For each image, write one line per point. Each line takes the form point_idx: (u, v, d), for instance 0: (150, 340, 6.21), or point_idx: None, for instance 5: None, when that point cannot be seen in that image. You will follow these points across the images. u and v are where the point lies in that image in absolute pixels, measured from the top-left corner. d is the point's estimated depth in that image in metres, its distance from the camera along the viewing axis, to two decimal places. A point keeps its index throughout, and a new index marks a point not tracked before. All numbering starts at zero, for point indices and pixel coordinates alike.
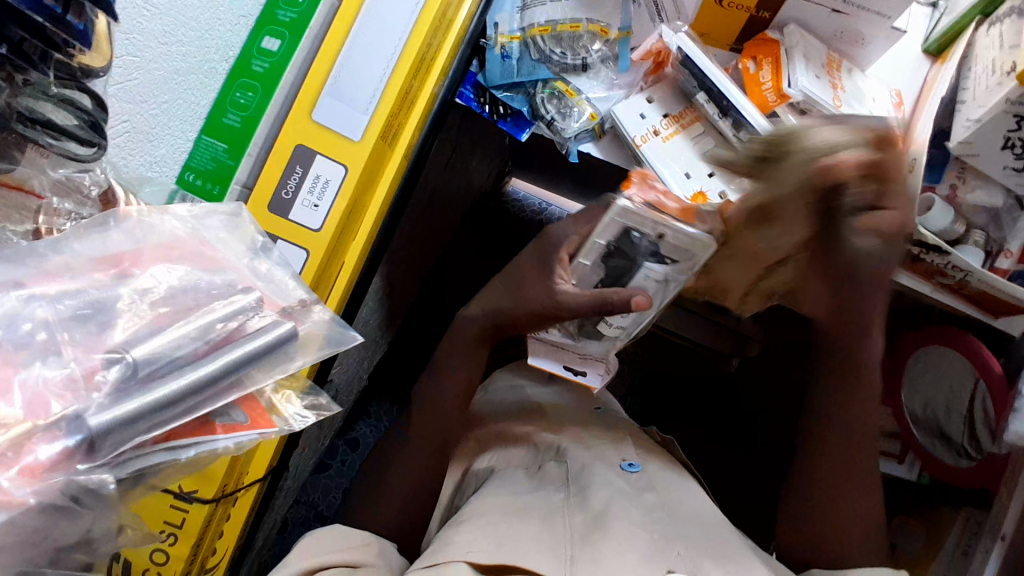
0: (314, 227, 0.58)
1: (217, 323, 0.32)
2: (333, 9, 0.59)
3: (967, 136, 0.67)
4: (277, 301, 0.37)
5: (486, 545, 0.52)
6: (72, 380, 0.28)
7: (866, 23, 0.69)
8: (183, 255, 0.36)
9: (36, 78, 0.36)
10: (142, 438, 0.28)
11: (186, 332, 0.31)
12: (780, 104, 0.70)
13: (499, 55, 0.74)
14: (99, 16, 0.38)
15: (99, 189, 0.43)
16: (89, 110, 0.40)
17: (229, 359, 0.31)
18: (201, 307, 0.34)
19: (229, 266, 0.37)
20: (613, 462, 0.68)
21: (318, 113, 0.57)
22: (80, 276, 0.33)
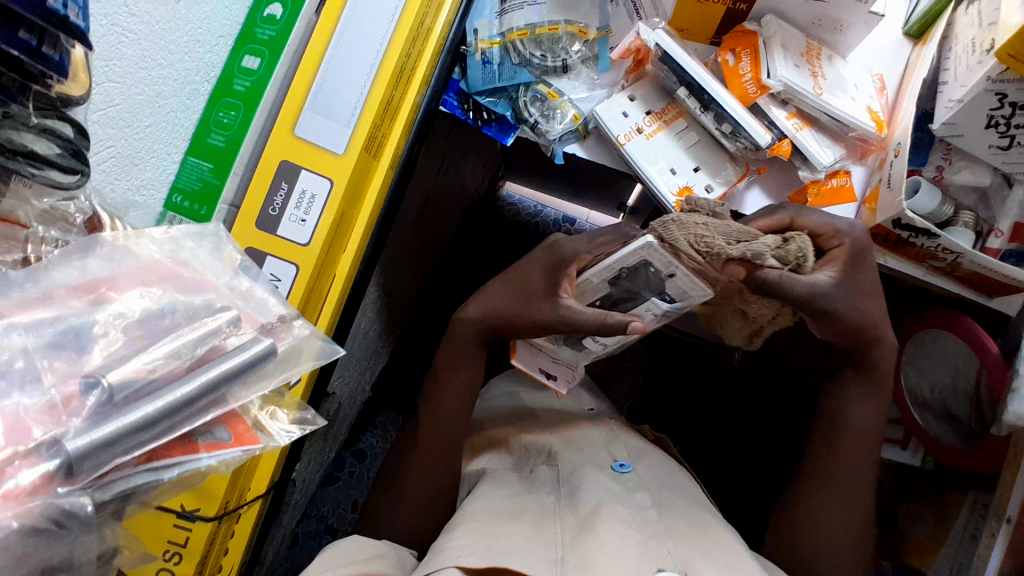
0: (303, 241, 0.58)
1: (196, 344, 0.33)
2: (311, 25, 0.60)
3: (951, 117, 0.67)
4: (257, 318, 0.38)
5: (476, 549, 0.53)
6: (52, 406, 0.29)
7: (843, 9, 0.69)
8: (161, 277, 0.37)
9: (17, 111, 0.37)
10: (122, 460, 0.28)
11: (160, 354, 0.31)
12: (762, 95, 0.70)
13: (480, 61, 0.74)
14: (75, 46, 0.39)
15: (83, 216, 0.43)
16: (71, 139, 0.40)
17: (206, 378, 0.31)
18: (177, 328, 0.34)
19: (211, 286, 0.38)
20: (604, 463, 0.68)
21: (300, 129, 0.58)
22: (58, 302, 0.34)
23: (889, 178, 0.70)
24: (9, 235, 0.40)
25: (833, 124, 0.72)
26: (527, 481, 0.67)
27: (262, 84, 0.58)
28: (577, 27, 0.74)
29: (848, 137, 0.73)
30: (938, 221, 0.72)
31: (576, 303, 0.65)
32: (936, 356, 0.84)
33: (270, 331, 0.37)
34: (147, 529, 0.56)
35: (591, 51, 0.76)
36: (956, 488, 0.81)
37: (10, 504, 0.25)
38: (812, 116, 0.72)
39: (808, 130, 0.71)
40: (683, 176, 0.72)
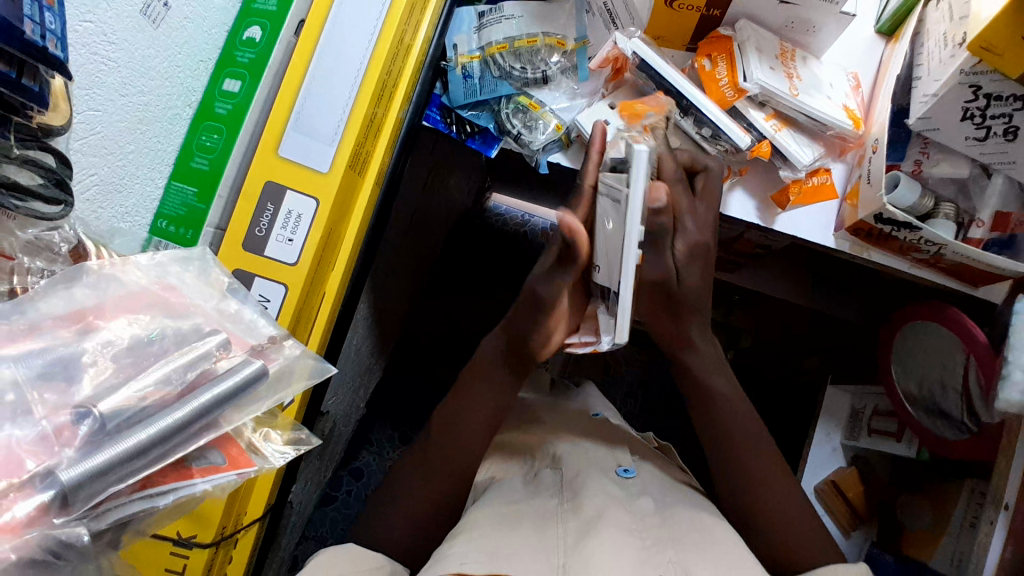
0: (290, 261, 0.58)
1: (186, 369, 0.33)
2: (291, 45, 0.60)
3: (925, 111, 0.69)
4: (247, 340, 0.38)
5: (479, 557, 0.51)
6: (44, 437, 0.29)
7: (815, 10, 0.70)
8: (150, 303, 0.37)
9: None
10: (115, 489, 0.28)
11: (151, 380, 0.31)
12: (739, 98, 0.71)
13: (461, 75, 0.75)
14: (54, 78, 0.39)
15: (70, 244, 0.43)
16: (51, 168, 0.40)
17: (198, 402, 0.31)
18: (162, 356, 0.34)
19: (198, 308, 0.38)
20: (609, 467, 0.69)
21: (284, 148, 0.58)
22: (46, 332, 0.33)
23: (869, 174, 0.71)
24: None
25: (810, 123, 0.73)
26: (531, 487, 0.66)
27: (243, 105, 0.57)
28: (554, 39, 0.76)
29: (825, 135, 0.75)
30: (919, 213, 0.74)
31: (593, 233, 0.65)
32: (922, 350, 0.85)
33: (259, 353, 0.37)
34: (144, 558, 0.55)
35: (570, 62, 0.78)
36: (953, 476, 0.82)
37: (7, 536, 0.25)
38: (790, 117, 0.73)
39: (787, 130, 0.73)
40: None
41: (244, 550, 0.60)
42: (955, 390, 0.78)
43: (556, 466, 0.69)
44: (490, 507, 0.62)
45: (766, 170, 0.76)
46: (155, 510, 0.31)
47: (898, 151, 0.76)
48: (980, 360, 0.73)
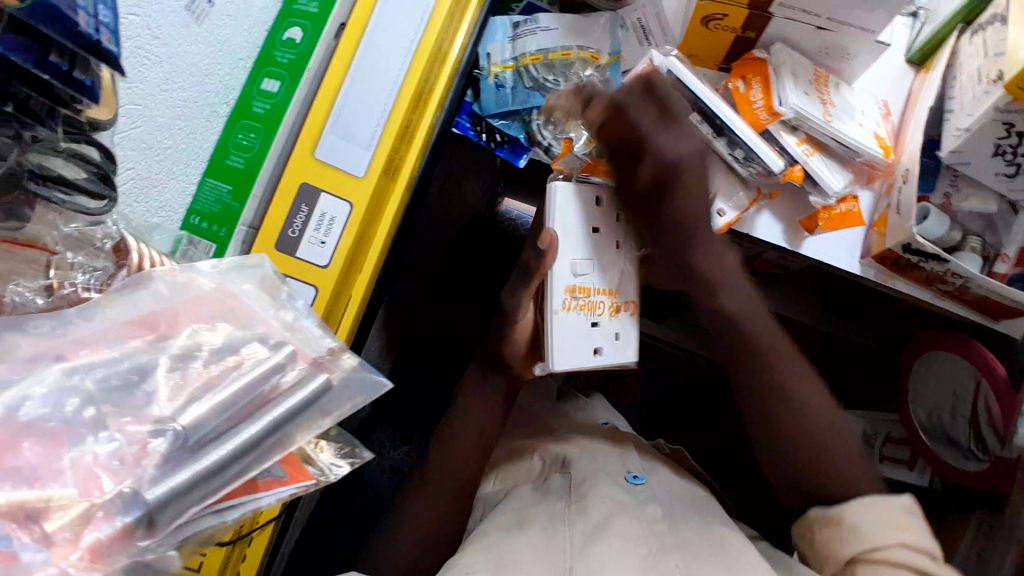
0: (322, 263, 0.58)
1: (255, 382, 0.31)
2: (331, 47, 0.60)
3: (957, 145, 0.69)
4: (308, 353, 0.36)
5: (486, 566, 0.54)
6: (121, 455, 0.28)
7: (851, 38, 0.70)
8: (213, 312, 0.36)
9: (45, 136, 0.36)
10: (195, 507, 0.28)
11: (223, 397, 0.30)
12: (773, 122, 0.71)
13: (493, 85, 0.75)
14: (104, 71, 0.38)
15: (112, 241, 0.43)
16: (97, 162, 0.40)
17: (274, 414, 0.30)
18: (237, 367, 0.33)
19: (261, 319, 0.37)
20: (617, 473, 0.68)
21: (322, 151, 0.57)
22: (117, 343, 0.33)
23: (898, 204, 0.71)
24: (32, 259, 0.38)
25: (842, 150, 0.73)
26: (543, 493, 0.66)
27: (282, 106, 0.57)
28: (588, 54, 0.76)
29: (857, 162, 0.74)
30: (946, 245, 0.74)
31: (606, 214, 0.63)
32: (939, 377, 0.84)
33: (319, 365, 0.35)
34: None
35: (604, 76, 0.77)
36: (959, 506, 0.82)
37: (91, 563, 0.25)
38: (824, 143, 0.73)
39: (819, 155, 0.72)
40: None
41: (258, 550, 0.60)
42: (971, 424, 0.78)
43: (565, 470, 0.68)
44: (501, 514, 0.63)
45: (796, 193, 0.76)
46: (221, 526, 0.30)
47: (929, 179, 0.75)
48: (997, 389, 0.73)
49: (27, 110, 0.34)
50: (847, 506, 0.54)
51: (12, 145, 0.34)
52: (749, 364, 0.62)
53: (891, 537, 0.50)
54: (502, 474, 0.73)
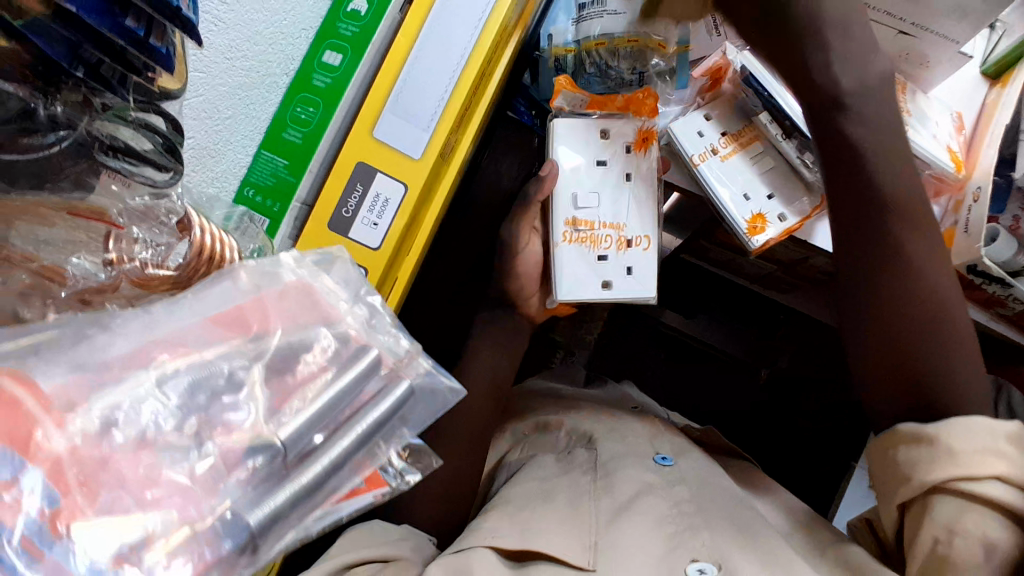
0: (373, 245, 0.57)
1: (343, 395, 0.29)
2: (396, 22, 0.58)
3: None
4: (388, 357, 0.33)
5: (510, 532, 0.54)
6: (216, 469, 0.27)
7: (930, 44, 0.67)
8: (296, 308, 0.33)
9: (115, 102, 0.34)
10: (294, 526, 0.27)
11: (313, 412, 0.28)
12: None
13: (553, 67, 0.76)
14: (176, 36, 0.36)
15: (177, 217, 0.39)
16: (164, 132, 0.37)
17: (365, 426, 0.29)
18: (316, 373, 0.30)
19: (339, 316, 0.33)
20: (645, 454, 0.68)
21: (380, 130, 0.56)
22: (203, 342, 0.31)
23: (967, 222, 0.68)
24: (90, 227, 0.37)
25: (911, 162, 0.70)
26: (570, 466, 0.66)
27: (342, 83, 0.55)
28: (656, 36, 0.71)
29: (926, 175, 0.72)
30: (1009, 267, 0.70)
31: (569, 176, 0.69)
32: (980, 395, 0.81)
33: (397, 371, 0.32)
34: None
35: (670, 68, 0.74)
36: None
37: None
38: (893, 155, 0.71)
39: None
40: (755, 202, 0.69)
41: None
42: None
43: (592, 446, 0.68)
44: (524, 480, 0.63)
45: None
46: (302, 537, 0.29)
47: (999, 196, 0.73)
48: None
49: (97, 77, 0.32)
50: (943, 425, 0.48)
51: (81, 111, 0.33)
52: (878, 277, 0.54)
53: (982, 466, 0.45)
54: (528, 446, 0.73)
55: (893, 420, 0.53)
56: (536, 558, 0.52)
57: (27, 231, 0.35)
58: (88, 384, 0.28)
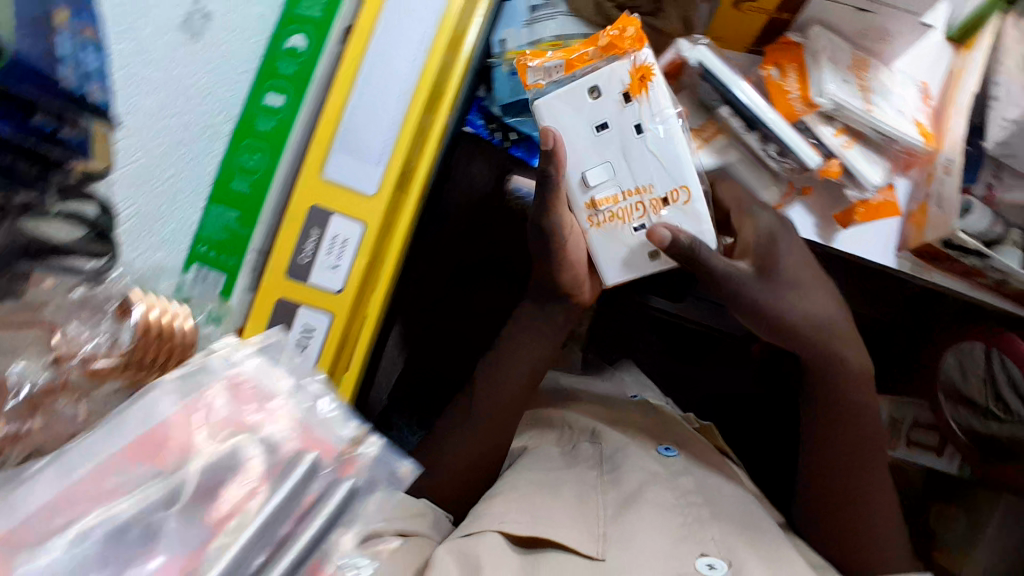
0: (336, 289, 0.57)
1: (286, 514, 0.31)
2: (336, 53, 0.56)
3: (1002, 136, 0.67)
4: (331, 446, 0.35)
5: (521, 517, 0.54)
6: None
7: (893, 19, 0.65)
8: (221, 419, 0.33)
9: (31, 200, 0.35)
10: None
11: (249, 537, 0.30)
12: (809, 113, 0.66)
13: (507, 72, 0.72)
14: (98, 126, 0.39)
15: (117, 302, 0.35)
16: (94, 220, 0.38)
17: (302, 545, 0.31)
18: (248, 490, 0.31)
19: (279, 401, 0.35)
20: (650, 446, 0.68)
21: (330, 171, 0.55)
22: (121, 473, 0.30)
23: (939, 196, 0.67)
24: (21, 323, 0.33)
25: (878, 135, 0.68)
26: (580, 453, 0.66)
27: (288, 126, 0.55)
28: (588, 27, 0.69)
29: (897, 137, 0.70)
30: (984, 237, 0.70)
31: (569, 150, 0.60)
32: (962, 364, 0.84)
33: (343, 465, 0.35)
34: None
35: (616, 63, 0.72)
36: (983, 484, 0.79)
37: None
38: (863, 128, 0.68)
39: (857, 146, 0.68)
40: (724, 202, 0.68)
41: None
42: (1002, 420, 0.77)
43: (596, 440, 0.68)
44: (529, 468, 0.62)
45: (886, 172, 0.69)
46: None
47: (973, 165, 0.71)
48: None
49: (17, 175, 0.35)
50: None
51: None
52: (832, 389, 0.64)
53: None
54: (529, 434, 0.71)
55: (813, 535, 0.66)
56: (547, 546, 0.53)
57: None
58: (35, 525, 0.28)
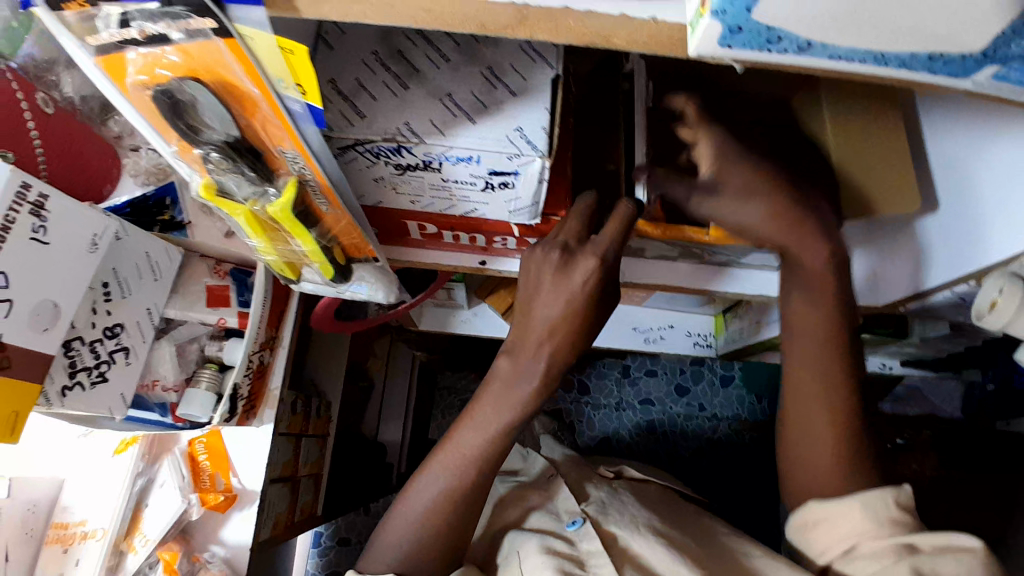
0: (249, 536, 0.65)
1: (155, 509, 0.64)
2: (73, 476, 0.66)
3: (505, 166, 0.44)
4: (189, 492, 0.65)
5: (530, 547, 0.60)
6: (187, 485, 0.65)
7: (388, 198, 0.51)
8: (85, 509, 0.65)
9: (61, 558, 0.62)
10: (244, 510, 0.66)
11: (143, 533, 0.63)
12: (359, 238, 0.49)
13: (157, 340, 0.62)
14: (70, 541, 0.63)
15: (61, 533, 0.63)
16: (84, 548, 0.62)
17: (168, 522, 0.63)
18: (136, 532, 0.64)
19: (151, 474, 0.66)
20: (557, 525, 0.63)
21: (130, 555, 0.63)
22: (167, 486, 0.65)
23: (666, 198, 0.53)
24: (134, 509, 0.65)
25: (672, 246, 0.59)
26: (516, 521, 0.68)
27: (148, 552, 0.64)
28: (169, 421, 0.62)
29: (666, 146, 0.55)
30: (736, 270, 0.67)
31: (576, 250, 0.50)
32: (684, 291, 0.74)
33: (244, 487, 0.66)
34: None
35: (163, 323, 0.63)
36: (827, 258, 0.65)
37: (235, 475, 0.66)
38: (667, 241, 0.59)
39: None
40: None
41: None
42: None
43: (550, 511, 0.67)
44: (526, 540, 0.61)
45: (773, 171, 0.47)
46: (251, 513, 0.65)
47: (492, 187, 0.47)
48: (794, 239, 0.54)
49: None
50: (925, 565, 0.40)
51: (60, 557, 0.62)
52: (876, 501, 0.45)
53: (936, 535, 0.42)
54: (526, 500, 0.71)
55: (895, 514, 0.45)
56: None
57: (76, 549, 0.62)
58: (146, 465, 0.66)
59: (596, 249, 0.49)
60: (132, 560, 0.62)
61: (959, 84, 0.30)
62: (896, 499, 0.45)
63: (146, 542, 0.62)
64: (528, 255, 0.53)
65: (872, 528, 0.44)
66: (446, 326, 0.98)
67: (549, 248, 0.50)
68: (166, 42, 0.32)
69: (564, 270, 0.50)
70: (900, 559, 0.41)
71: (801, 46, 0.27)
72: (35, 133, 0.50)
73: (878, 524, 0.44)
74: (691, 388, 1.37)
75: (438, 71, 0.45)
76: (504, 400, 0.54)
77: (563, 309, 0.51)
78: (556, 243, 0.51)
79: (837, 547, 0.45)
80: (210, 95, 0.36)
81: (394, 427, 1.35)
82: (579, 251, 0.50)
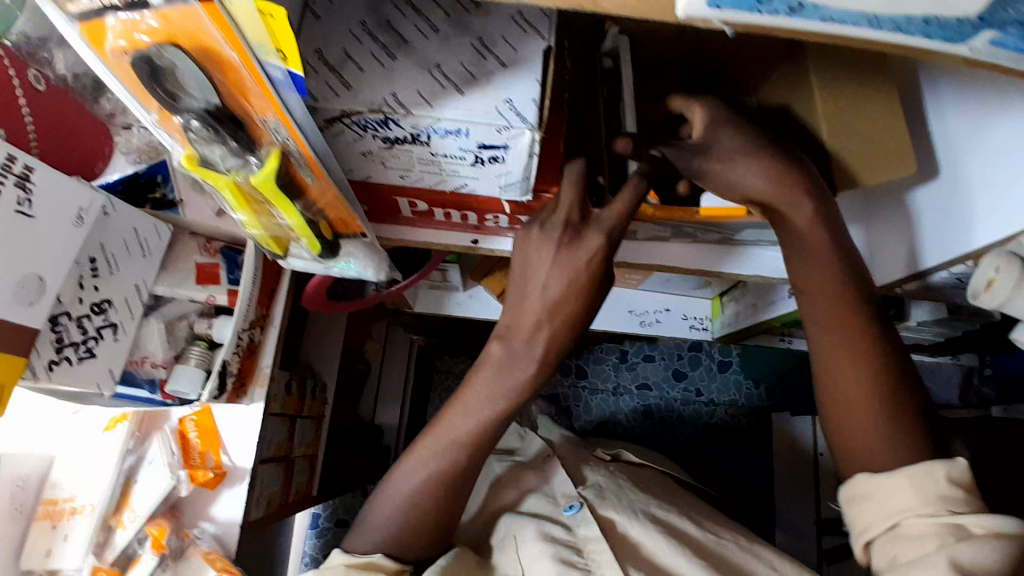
0: (239, 513, 0.65)
1: (144, 487, 0.64)
2: (62, 453, 0.66)
3: (496, 139, 0.43)
4: (178, 470, 0.65)
5: (524, 530, 0.60)
6: (176, 463, 0.65)
7: (377, 172, 0.50)
8: (75, 486, 0.65)
9: (51, 534, 0.62)
10: (234, 488, 0.66)
11: (132, 510, 0.63)
12: (347, 211, 0.48)
13: (146, 317, 0.61)
14: (60, 517, 0.63)
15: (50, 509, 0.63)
16: (74, 523, 0.63)
17: (157, 500, 0.63)
18: (125, 509, 0.64)
19: (140, 451, 0.66)
20: (552, 508, 0.63)
21: (120, 531, 0.63)
22: (156, 464, 0.65)
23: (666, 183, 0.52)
24: (123, 486, 0.65)
25: (667, 226, 0.58)
26: (510, 503, 0.68)
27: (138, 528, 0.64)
28: (158, 397, 0.62)
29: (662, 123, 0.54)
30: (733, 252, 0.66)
31: (580, 226, 0.49)
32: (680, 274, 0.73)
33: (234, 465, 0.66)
34: None
35: (152, 301, 0.62)
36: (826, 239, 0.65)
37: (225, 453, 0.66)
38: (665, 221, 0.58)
39: None
40: None
41: None
42: None
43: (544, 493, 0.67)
44: (520, 525, 0.61)
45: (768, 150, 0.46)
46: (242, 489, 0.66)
47: (482, 161, 0.46)
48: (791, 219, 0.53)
49: None
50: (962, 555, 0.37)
51: (50, 532, 0.62)
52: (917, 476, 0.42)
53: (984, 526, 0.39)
54: (520, 481, 0.71)
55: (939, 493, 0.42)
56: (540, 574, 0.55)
57: (66, 525, 0.62)
58: (135, 442, 0.66)
59: (603, 225, 0.49)
60: (121, 536, 0.62)
61: (957, 51, 0.29)
62: (948, 476, 0.41)
63: (135, 518, 0.63)
64: (527, 230, 0.51)
65: (919, 506, 0.41)
66: (441, 309, 0.98)
67: (554, 224, 0.49)
68: (144, 7, 0.31)
69: (569, 246, 0.49)
70: (943, 546, 0.38)
71: (792, 6, 0.26)
72: (25, 108, 0.49)
73: (922, 502, 0.41)
74: (688, 373, 1.36)
75: (426, 41, 0.44)
76: (497, 381, 0.53)
77: (568, 287, 0.50)
78: (559, 218, 0.49)
79: (880, 524, 0.43)
80: (190, 62, 0.35)
81: (390, 410, 1.36)
82: (586, 226, 0.49)
